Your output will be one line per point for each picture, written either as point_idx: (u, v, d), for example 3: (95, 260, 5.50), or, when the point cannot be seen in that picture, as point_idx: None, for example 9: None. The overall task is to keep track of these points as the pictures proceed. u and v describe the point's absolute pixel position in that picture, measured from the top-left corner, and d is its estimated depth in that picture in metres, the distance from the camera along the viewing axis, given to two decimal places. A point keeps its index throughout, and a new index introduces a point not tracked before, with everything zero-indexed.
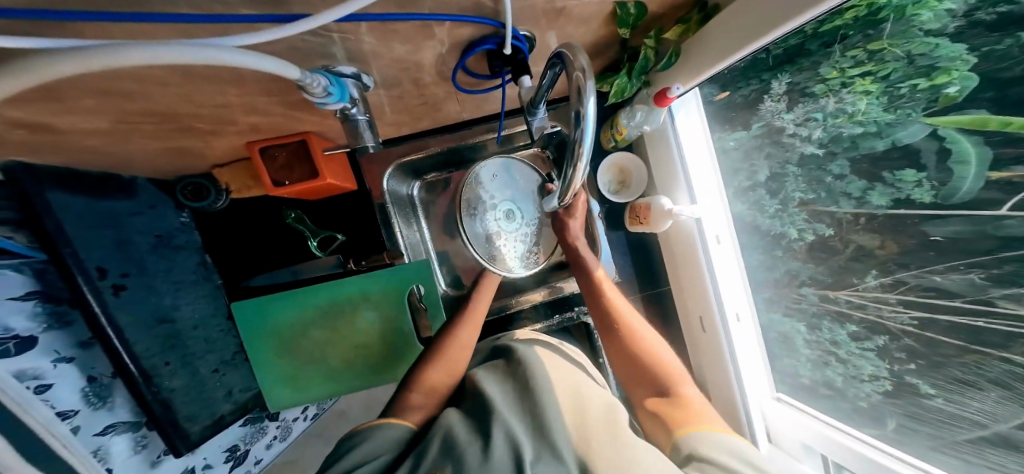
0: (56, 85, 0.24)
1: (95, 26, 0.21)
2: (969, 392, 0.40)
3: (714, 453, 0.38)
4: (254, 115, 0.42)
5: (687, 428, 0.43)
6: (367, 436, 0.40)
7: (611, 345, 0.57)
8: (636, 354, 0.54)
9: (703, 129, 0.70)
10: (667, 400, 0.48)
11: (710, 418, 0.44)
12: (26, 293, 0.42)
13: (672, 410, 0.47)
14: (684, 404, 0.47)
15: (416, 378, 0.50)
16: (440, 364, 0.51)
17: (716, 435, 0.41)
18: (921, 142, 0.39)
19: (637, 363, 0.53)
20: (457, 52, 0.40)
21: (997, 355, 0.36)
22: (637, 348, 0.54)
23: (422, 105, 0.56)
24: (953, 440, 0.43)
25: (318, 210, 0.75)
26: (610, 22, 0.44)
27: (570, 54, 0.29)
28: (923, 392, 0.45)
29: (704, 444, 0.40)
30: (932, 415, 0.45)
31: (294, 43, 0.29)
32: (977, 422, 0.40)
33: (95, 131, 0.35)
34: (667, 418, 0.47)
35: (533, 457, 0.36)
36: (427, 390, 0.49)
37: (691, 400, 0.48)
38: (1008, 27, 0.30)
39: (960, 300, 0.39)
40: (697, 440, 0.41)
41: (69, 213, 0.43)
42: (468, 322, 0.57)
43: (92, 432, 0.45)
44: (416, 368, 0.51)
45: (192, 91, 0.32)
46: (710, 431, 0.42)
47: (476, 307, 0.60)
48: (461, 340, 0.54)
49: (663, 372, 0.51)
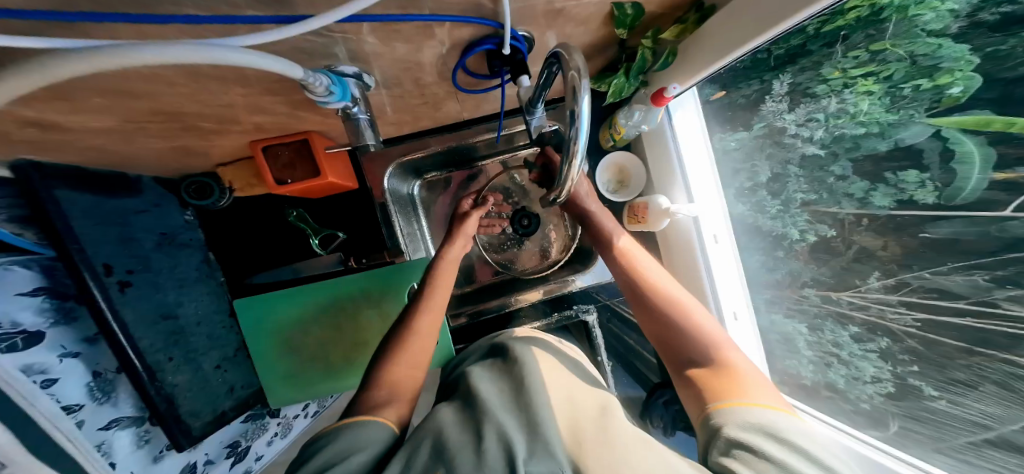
0: (65, 84, 0.25)
1: (104, 26, 0.21)
2: (970, 394, 0.40)
3: (748, 433, 0.37)
4: (258, 114, 0.42)
5: (725, 402, 0.42)
6: (337, 436, 0.40)
7: (646, 317, 0.56)
8: (675, 323, 0.53)
9: (701, 130, 0.71)
10: (708, 369, 0.47)
11: (756, 389, 0.43)
12: (34, 289, 0.42)
13: (712, 379, 0.46)
14: (728, 374, 0.46)
15: (381, 376, 0.49)
16: (399, 359, 0.51)
17: (755, 411, 0.39)
18: (924, 143, 0.39)
19: (676, 333, 0.52)
20: (457, 52, 0.41)
21: (1000, 357, 0.36)
22: (676, 316, 0.53)
23: (423, 105, 0.56)
24: (958, 443, 0.43)
25: (320, 209, 0.76)
26: (608, 22, 0.44)
27: (566, 54, 0.30)
28: (926, 394, 0.45)
29: (739, 421, 0.39)
30: (934, 417, 0.45)
31: (298, 43, 0.30)
32: (982, 424, 0.40)
33: (103, 129, 0.36)
34: (705, 386, 0.46)
35: (526, 453, 0.36)
36: (390, 385, 0.49)
37: (737, 367, 0.46)
38: (1012, 26, 0.30)
39: (964, 302, 0.39)
40: (734, 416, 0.40)
41: (76, 210, 0.43)
42: (426, 315, 0.56)
43: (95, 427, 0.46)
44: (377, 366, 0.51)
45: (197, 90, 0.33)
46: (748, 406, 0.40)
47: (433, 298, 0.58)
48: (419, 334, 0.54)
49: (706, 341, 0.50)
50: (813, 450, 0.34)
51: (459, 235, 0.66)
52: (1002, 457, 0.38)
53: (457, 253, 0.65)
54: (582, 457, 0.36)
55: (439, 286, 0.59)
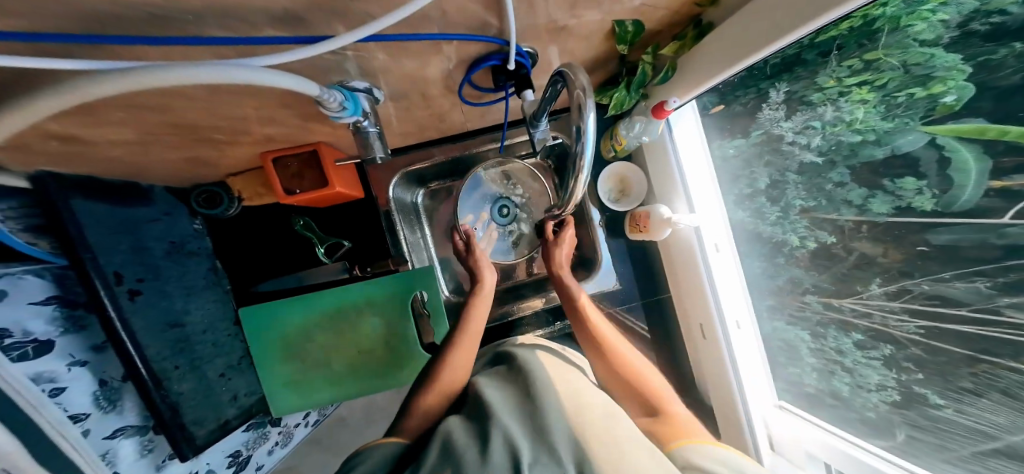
0: (93, 103, 0.26)
1: (134, 47, 0.22)
2: (977, 403, 0.40)
3: (704, 460, 0.39)
4: (270, 126, 0.44)
5: (678, 443, 0.44)
6: (367, 455, 0.40)
7: (598, 370, 0.59)
8: (623, 374, 0.56)
9: (699, 136, 0.73)
10: (654, 419, 0.50)
11: (696, 432, 0.46)
12: (46, 297, 0.43)
13: (661, 427, 0.48)
14: (671, 421, 0.49)
15: (414, 405, 0.50)
16: (433, 390, 0.51)
17: (703, 447, 0.42)
18: (920, 150, 0.40)
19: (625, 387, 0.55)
20: (464, 67, 0.42)
21: (1006, 366, 0.36)
22: (622, 369, 0.56)
23: (429, 116, 0.58)
24: (967, 453, 0.42)
25: (327, 217, 0.77)
26: (609, 38, 0.46)
27: (570, 73, 0.31)
28: (932, 403, 0.45)
29: (693, 454, 0.41)
30: (941, 426, 0.45)
31: (315, 61, 0.31)
32: (989, 434, 0.40)
33: (120, 142, 0.37)
34: (656, 434, 0.48)
35: (532, 458, 0.36)
36: (425, 413, 0.49)
37: (678, 418, 0.49)
38: (1003, 36, 0.31)
39: (968, 309, 0.39)
40: (688, 451, 0.41)
41: (91, 219, 0.44)
42: (461, 344, 0.56)
43: (101, 436, 0.46)
44: (414, 395, 0.52)
45: (215, 104, 0.34)
46: (695, 443, 0.43)
47: (468, 331, 0.58)
48: (455, 364, 0.54)
49: (650, 392, 0.53)
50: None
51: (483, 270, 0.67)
52: (1005, 465, 0.38)
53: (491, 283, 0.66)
54: (591, 449, 0.37)
55: (476, 315, 0.60)
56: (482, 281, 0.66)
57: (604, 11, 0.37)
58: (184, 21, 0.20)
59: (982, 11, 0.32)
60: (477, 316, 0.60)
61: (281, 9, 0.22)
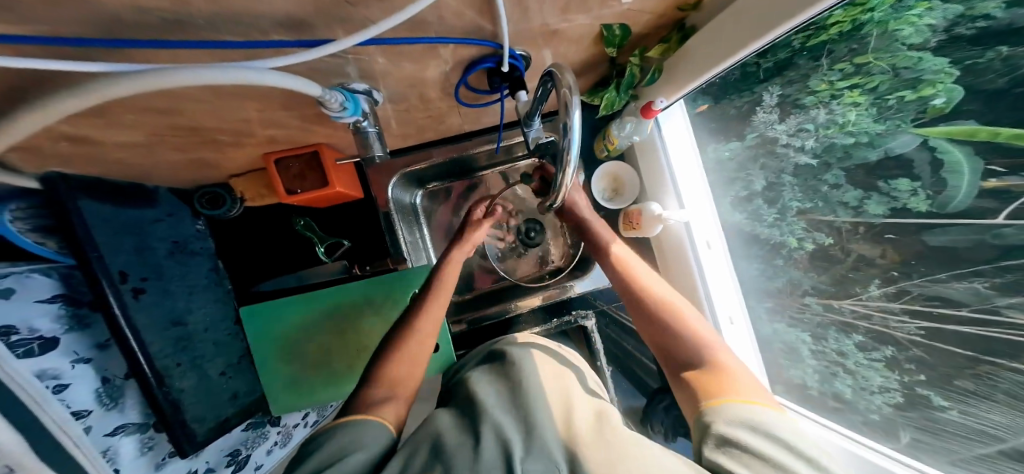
0: (107, 105, 0.28)
1: (146, 51, 0.24)
2: (981, 404, 0.40)
3: (738, 427, 0.39)
4: (273, 127, 0.45)
5: (719, 400, 0.43)
6: (353, 432, 0.41)
7: (642, 320, 0.58)
8: (672, 326, 0.55)
9: (688, 133, 0.76)
10: (701, 370, 0.49)
11: (746, 389, 0.44)
12: (53, 296, 0.44)
13: (703, 379, 0.48)
14: (720, 374, 0.47)
15: (380, 373, 0.50)
16: (402, 357, 0.52)
17: (742, 407, 0.41)
18: (912, 152, 0.41)
19: (672, 337, 0.54)
20: (460, 69, 0.44)
21: (1010, 366, 0.36)
22: (672, 320, 0.55)
23: (427, 118, 0.59)
24: (970, 455, 0.42)
25: (327, 218, 0.78)
26: (598, 41, 0.48)
27: (558, 74, 0.32)
28: (936, 405, 0.45)
29: (728, 419, 0.40)
30: (946, 427, 0.44)
31: (316, 64, 0.33)
32: (996, 436, 0.39)
33: (128, 143, 0.38)
34: (697, 385, 0.48)
35: (523, 453, 0.37)
36: (391, 382, 0.50)
37: (731, 372, 0.47)
38: (988, 41, 0.32)
39: (967, 309, 0.39)
40: (722, 413, 0.41)
41: (97, 220, 0.45)
42: (427, 317, 0.56)
43: (102, 433, 0.46)
44: (377, 364, 0.52)
45: (221, 106, 0.35)
46: (735, 403, 0.42)
47: (433, 303, 0.58)
48: (421, 336, 0.54)
49: (699, 344, 0.52)
50: (797, 444, 0.36)
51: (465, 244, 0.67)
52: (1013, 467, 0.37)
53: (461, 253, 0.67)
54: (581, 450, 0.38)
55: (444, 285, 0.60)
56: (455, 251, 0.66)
57: (593, 16, 0.39)
58: (194, 26, 0.22)
59: (967, 16, 0.33)
60: (442, 289, 0.60)
61: (285, 15, 0.23)
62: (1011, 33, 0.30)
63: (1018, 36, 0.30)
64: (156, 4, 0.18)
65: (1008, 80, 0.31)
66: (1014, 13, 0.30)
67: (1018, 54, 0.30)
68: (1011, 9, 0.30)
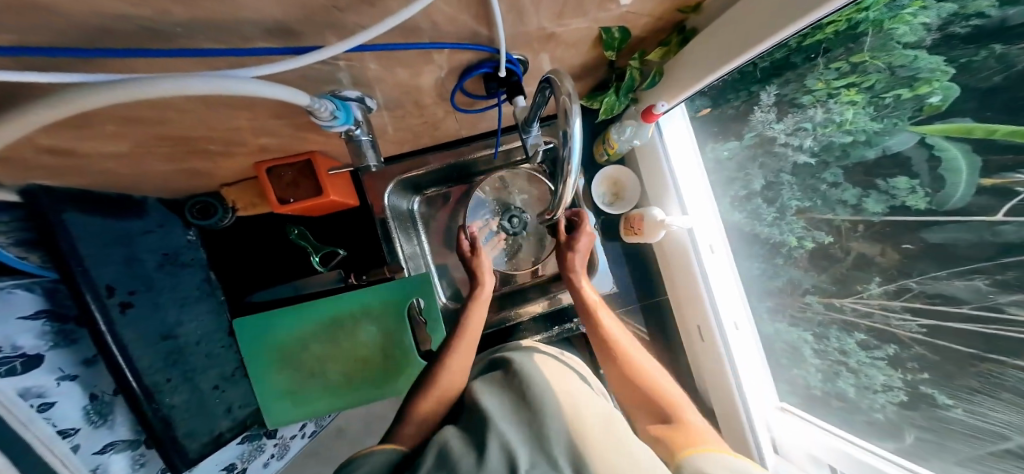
0: (88, 118, 0.27)
1: (123, 61, 0.22)
2: (987, 403, 0.39)
3: (718, 473, 0.37)
4: (265, 136, 0.44)
5: (690, 449, 0.42)
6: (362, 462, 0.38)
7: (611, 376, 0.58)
8: (639, 382, 0.54)
9: (691, 140, 0.74)
10: (670, 426, 0.48)
11: (709, 440, 0.44)
12: (36, 311, 0.43)
13: (675, 434, 0.46)
14: (687, 429, 0.47)
15: (413, 411, 0.50)
16: (433, 393, 0.51)
17: (719, 458, 0.40)
18: (910, 150, 0.41)
19: (640, 394, 0.54)
20: (456, 75, 0.43)
21: (1013, 363, 0.36)
22: (638, 377, 0.55)
23: (423, 124, 0.58)
24: (977, 454, 0.42)
25: (322, 225, 0.77)
26: (596, 45, 0.47)
27: (557, 80, 0.31)
28: (941, 403, 0.44)
29: (707, 465, 0.39)
30: (955, 427, 0.43)
31: (305, 72, 0.31)
32: (999, 434, 0.39)
33: (115, 155, 0.37)
34: (671, 441, 0.45)
35: (530, 464, 0.35)
36: (423, 419, 0.49)
37: (694, 426, 0.47)
38: (982, 39, 0.33)
39: (968, 307, 0.39)
40: (700, 461, 0.39)
41: (83, 233, 0.44)
42: (460, 349, 0.57)
43: (90, 451, 0.45)
44: (412, 401, 0.52)
45: (209, 116, 0.34)
46: (711, 454, 0.41)
47: (466, 335, 0.59)
48: (451, 372, 0.54)
49: (665, 401, 0.52)
50: None
51: (484, 276, 0.68)
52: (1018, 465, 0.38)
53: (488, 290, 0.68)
54: (586, 448, 0.37)
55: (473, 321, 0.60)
56: (482, 285, 0.67)
57: (591, 19, 0.38)
58: (174, 34, 0.21)
59: (960, 15, 0.34)
60: (471, 326, 0.60)
61: (269, 21, 0.22)
62: (1003, 31, 0.31)
63: (1012, 34, 0.30)
64: (130, 12, 0.17)
65: (1004, 78, 0.32)
66: (1008, 11, 0.30)
67: (1012, 52, 0.31)
68: (1005, 6, 0.30)
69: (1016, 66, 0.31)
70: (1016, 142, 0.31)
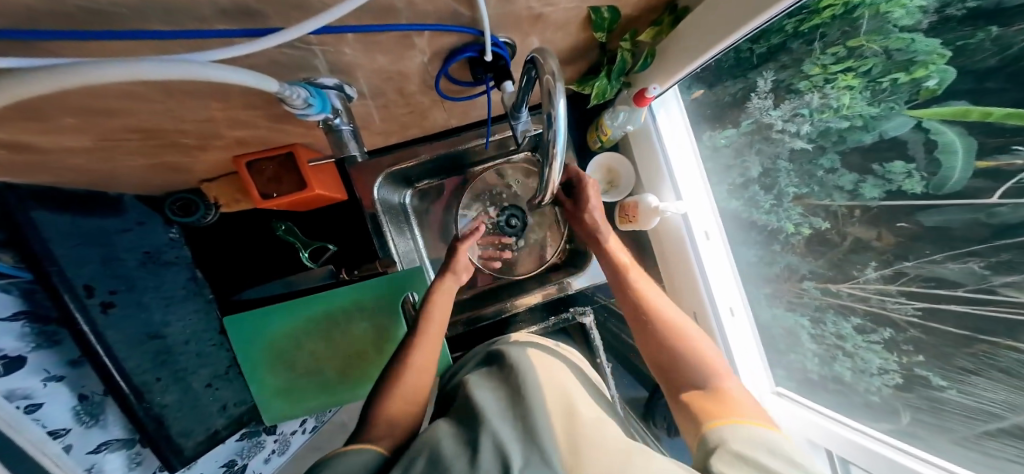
0: (38, 109, 0.25)
1: (65, 48, 0.21)
2: (979, 383, 0.39)
3: (746, 448, 0.36)
4: (239, 128, 0.42)
5: (717, 421, 0.41)
6: (335, 463, 0.37)
7: (642, 334, 0.57)
8: (670, 346, 0.53)
9: (684, 124, 0.73)
10: (702, 392, 0.47)
11: (750, 412, 0.42)
12: (14, 313, 0.41)
13: (704, 401, 0.46)
14: (722, 397, 0.45)
15: (376, 412, 0.47)
16: (397, 393, 0.49)
17: (748, 429, 0.39)
18: (907, 134, 0.40)
19: (671, 358, 0.52)
20: (439, 61, 0.41)
21: (1005, 345, 0.35)
22: (673, 340, 0.53)
23: (409, 114, 0.56)
24: (971, 434, 0.41)
25: (311, 221, 0.76)
26: (586, 26, 0.45)
27: (541, 58, 0.30)
28: (936, 384, 0.44)
29: (733, 436, 0.38)
30: (947, 408, 0.43)
31: (274, 56, 0.30)
32: (995, 414, 0.38)
33: (76, 149, 0.35)
34: (701, 407, 0.45)
35: (524, 460, 0.34)
36: (387, 420, 0.46)
37: (733, 395, 0.46)
38: (981, 20, 0.31)
39: (961, 290, 0.38)
40: (727, 434, 0.39)
41: (54, 232, 0.43)
42: (422, 347, 0.55)
43: (83, 451, 0.45)
44: (377, 401, 0.49)
45: (175, 106, 0.32)
46: (740, 424, 0.40)
47: (429, 333, 0.57)
48: (418, 367, 0.53)
49: (700, 366, 0.50)
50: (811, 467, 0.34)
51: (457, 269, 0.66)
52: (1014, 447, 0.37)
53: (450, 283, 0.65)
54: (579, 446, 0.37)
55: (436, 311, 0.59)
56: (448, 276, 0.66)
57: None
58: (121, 16, 0.19)
59: None
60: (433, 323, 0.59)
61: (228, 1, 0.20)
62: (998, 12, 0.29)
63: (1006, 17, 0.29)
64: None
65: (1000, 60, 0.30)
66: None
67: (1009, 33, 0.29)
68: None
69: (1013, 48, 0.29)
70: (1010, 124, 0.30)
